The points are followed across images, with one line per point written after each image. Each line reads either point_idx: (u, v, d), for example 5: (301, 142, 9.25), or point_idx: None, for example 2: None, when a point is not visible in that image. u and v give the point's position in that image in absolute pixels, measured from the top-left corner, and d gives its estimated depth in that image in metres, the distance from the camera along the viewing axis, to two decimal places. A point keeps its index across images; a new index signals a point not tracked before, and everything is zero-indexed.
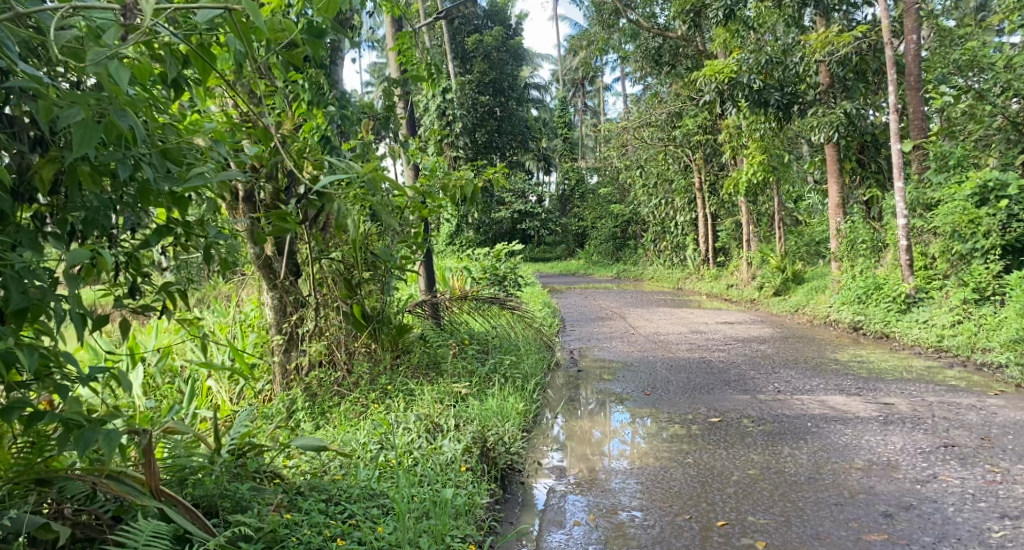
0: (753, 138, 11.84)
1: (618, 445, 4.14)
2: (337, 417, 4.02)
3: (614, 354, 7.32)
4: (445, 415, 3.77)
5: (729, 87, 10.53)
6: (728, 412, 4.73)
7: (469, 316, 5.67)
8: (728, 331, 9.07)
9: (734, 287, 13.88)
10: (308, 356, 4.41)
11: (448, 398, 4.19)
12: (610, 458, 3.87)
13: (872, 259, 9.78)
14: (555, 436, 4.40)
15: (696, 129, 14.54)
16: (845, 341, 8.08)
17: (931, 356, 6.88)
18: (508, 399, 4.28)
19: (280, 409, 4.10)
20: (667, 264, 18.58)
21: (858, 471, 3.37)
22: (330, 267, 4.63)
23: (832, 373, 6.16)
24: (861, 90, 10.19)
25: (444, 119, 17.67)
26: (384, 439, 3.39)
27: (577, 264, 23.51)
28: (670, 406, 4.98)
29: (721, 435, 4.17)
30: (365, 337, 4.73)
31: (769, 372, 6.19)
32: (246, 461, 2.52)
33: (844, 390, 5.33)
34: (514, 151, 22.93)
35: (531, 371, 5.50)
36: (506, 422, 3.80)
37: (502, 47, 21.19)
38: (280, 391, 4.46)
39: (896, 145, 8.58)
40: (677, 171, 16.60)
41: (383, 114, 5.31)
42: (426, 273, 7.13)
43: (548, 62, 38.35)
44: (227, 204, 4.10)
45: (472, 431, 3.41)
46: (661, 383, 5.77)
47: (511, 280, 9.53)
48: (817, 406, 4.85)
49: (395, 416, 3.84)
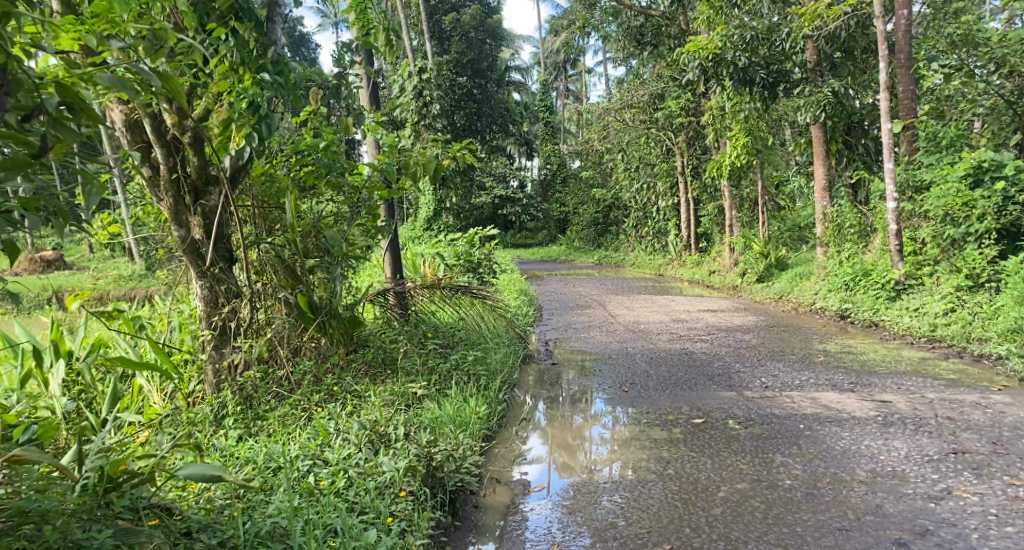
0: (737, 119, 11.42)
1: (599, 431, 4.05)
2: (273, 424, 3.53)
3: (591, 346, 6.88)
4: (394, 421, 3.30)
5: (713, 64, 10.07)
6: (713, 412, 4.31)
7: (435, 306, 5.17)
8: (710, 319, 8.70)
9: (717, 273, 13.51)
10: (242, 354, 3.89)
11: (399, 401, 3.71)
12: (597, 466, 3.42)
13: (859, 244, 9.42)
14: (524, 438, 3.95)
15: (679, 110, 14.08)
16: (832, 330, 7.73)
17: (924, 346, 6.54)
18: (468, 401, 3.80)
19: (204, 416, 3.59)
20: (648, 250, 18.19)
21: (863, 486, 2.96)
22: (268, 253, 4.15)
23: (822, 366, 5.78)
24: (848, 70, 9.91)
25: (419, 100, 16.99)
26: (318, 453, 2.92)
27: (558, 250, 23.04)
28: (648, 404, 4.55)
29: (704, 440, 3.75)
30: (312, 332, 4.24)
31: (756, 365, 5.80)
32: (116, 497, 2.03)
33: (836, 386, 4.96)
34: (493, 135, 22.33)
35: (500, 367, 4.97)
36: (460, 432, 3.32)
37: (480, 25, 20.48)
38: (210, 393, 3.89)
39: (887, 124, 8.15)
40: (659, 155, 16.16)
41: (332, 81, 4.63)
42: (391, 259, 6.59)
43: (530, 45, 37.52)
44: (146, 179, 3.66)
45: (418, 445, 2.92)
46: (640, 378, 5.33)
47: (486, 267, 9.05)
48: (809, 404, 4.45)
49: (336, 422, 3.35)
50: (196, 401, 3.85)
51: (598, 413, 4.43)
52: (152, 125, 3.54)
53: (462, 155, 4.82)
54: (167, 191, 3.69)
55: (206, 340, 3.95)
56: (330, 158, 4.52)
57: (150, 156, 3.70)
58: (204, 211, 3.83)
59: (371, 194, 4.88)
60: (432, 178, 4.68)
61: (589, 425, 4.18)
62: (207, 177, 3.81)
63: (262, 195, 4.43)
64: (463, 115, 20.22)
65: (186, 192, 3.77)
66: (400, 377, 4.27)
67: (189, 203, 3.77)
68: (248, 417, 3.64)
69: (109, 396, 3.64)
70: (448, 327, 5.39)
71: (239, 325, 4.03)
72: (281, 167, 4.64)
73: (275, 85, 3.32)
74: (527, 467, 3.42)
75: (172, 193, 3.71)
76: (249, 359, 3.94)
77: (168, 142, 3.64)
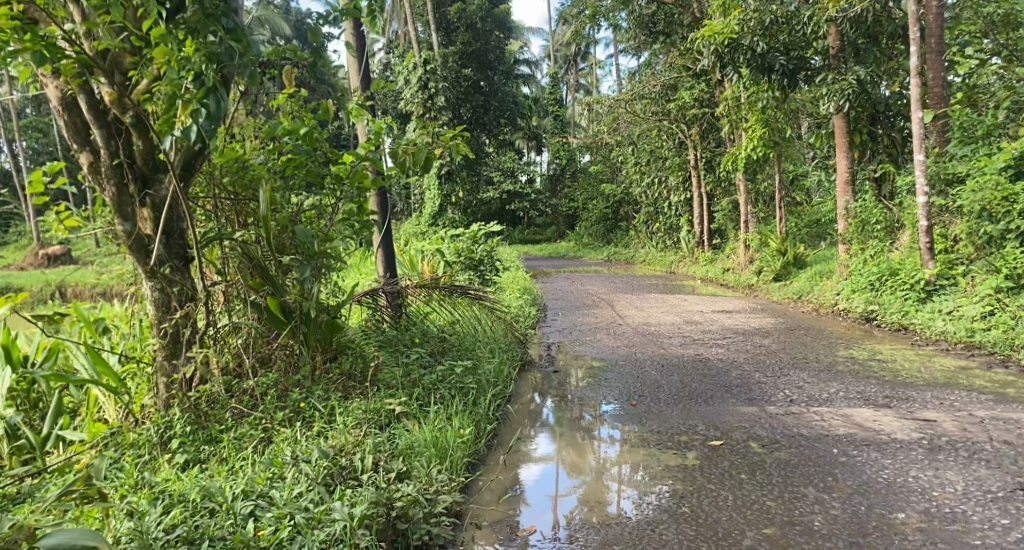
0: (753, 110, 10.85)
1: (606, 432, 3.89)
2: (226, 449, 3.08)
3: (597, 351, 6.37)
4: (359, 451, 2.84)
5: (729, 50, 9.59)
6: (733, 432, 3.81)
7: (430, 308, 4.71)
8: (725, 321, 8.19)
9: (730, 271, 12.96)
10: (195, 367, 3.41)
11: (371, 424, 3.24)
12: (620, 486, 3.08)
13: (885, 241, 8.82)
14: (518, 454, 3.53)
15: (691, 101, 13.51)
16: (857, 334, 7.18)
17: (963, 353, 6.00)
18: (450, 422, 3.32)
19: (146, 439, 3.14)
20: (660, 247, 17.62)
21: (918, 534, 2.51)
22: (233, 251, 3.65)
23: (850, 376, 5.25)
24: (874, 55, 9.21)
25: (425, 92, 16.45)
26: (262, 492, 2.47)
27: (567, 246, 22.47)
28: (658, 422, 4.05)
29: (723, 468, 3.26)
30: (284, 339, 3.76)
31: (778, 375, 5.28)
32: None
33: (868, 400, 4.43)
34: (501, 129, 21.80)
35: (493, 377, 4.46)
36: (432, 467, 2.85)
37: (488, 16, 19.82)
38: (159, 411, 3.42)
39: (918, 112, 7.59)
40: (671, 148, 15.59)
41: (307, 57, 4.06)
42: (384, 257, 6.04)
43: (539, 38, 36.73)
44: (85, 164, 3.21)
45: (376, 490, 2.46)
46: (650, 390, 4.81)
47: (488, 264, 8.57)
48: (840, 422, 3.95)
49: (295, 448, 2.89)
50: (148, 418, 3.42)
51: (599, 424, 4.05)
52: (88, 102, 3.06)
53: (457, 143, 4.34)
54: (107, 178, 3.21)
55: (156, 349, 3.46)
56: (309, 145, 4.05)
57: (91, 138, 3.22)
58: (154, 203, 3.33)
59: (355, 186, 4.36)
60: (423, 169, 4.24)
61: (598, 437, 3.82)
62: (156, 164, 3.30)
63: (232, 185, 3.96)
64: (470, 107, 19.60)
65: (131, 181, 3.27)
66: (381, 391, 3.78)
67: (136, 193, 3.27)
68: (198, 439, 3.18)
69: (53, 411, 3.24)
70: (439, 332, 4.87)
71: (194, 331, 3.53)
72: (256, 156, 4.19)
73: (227, 56, 2.73)
74: (521, 504, 2.93)
75: (115, 181, 3.22)
76: (206, 371, 3.48)
77: (109, 122, 3.15)
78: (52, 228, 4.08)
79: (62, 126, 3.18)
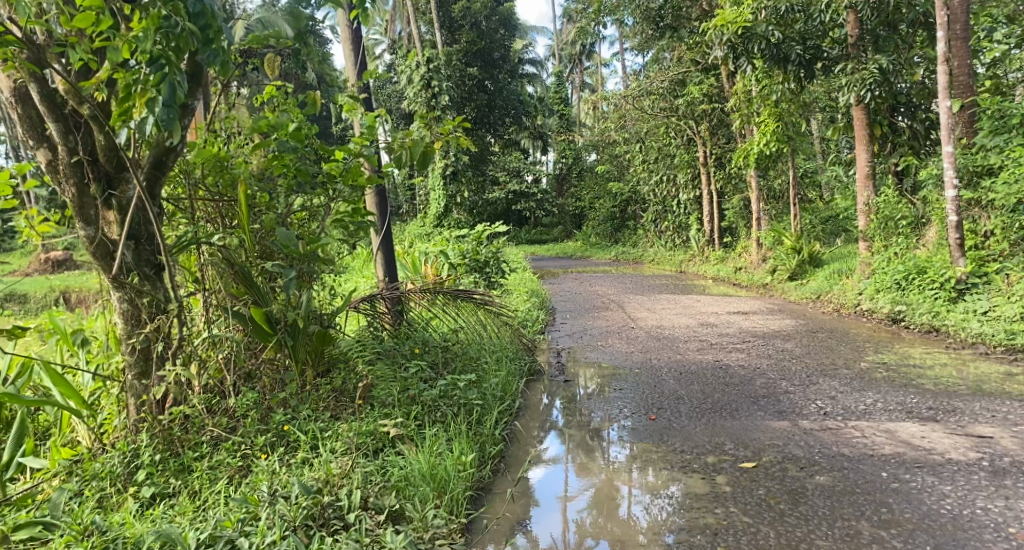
0: (767, 103, 10.46)
1: (614, 433, 3.81)
2: (198, 482, 2.73)
3: (609, 357, 5.98)
4: (347, 484, 2.50)
5: (742, 40, 9.23)
6: (766, 450, 3.43)
7: (432, 315, 4.36)
8: (741, 323, 7.79)
9: (743, 270, 12.52)
10: (166, 386, 3.02)
11: (361, 449, 2.90)
12: (630, 489, 3.03)
13: (910, 237, 8.39)
14: (529, 474, 3.25)
15: (701, 96, 13.09)
16: (884, 337, 6.76)
17: (1004, 357, 5.60)
18: (453, 447, 2.93)
19: (110, 470, 2.77)
20: (668, 246, 17.19)
21: None
22: (212, 256, 3.29)
23: (885, 384, 4.86)
24: (894, 44, 8.67)
25: (429, 91, 16.03)
26: (228, 541, 2.11)
27: (573, 246, 22.05)
28: (682, 439, 3.66)
29: (760, 496, 2.90)
30: (269, 353, 3.39)
31: (807, 383, 4.89)
32: None
33: (911, 413, 4.04)
34: (506, 128, 21.41)
35: (499, 391, 4.08)
36: (428, 509, 2.48)
37: (491, 14, 19.39)
38: (126, 436, 3.03)
39: (947, 101, 7.14)
40: (679, 144, 15.16)
41: (290, 43, 3.68)
42: (383, 259, 5.61)
43: (543, 37, 36.38)
44: (41, 161, 2.84)
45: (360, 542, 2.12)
46: (669, 402, 4.41)
47: (494, 266, 8.18)
48: (886, 438, 3.58)
49: (272, 482, 2.53)
50: (117, 443, 3.01)
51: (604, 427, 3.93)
52: (40, 91, 2.69)
53: (457, 137, 3.97)
54: (64, 177, 2.84)
55: (126, 367, 3.07)
56: (297, 140, 3.63)
57: (48, 133, 2.86)
58: (120, 205, 2.96)
59: (348, 184, 3.99)
60: (420, 165, 3.90)
61: (606, 441, 3.69)
62: (120, 161, 2.93)
63: (215, 185, 3.61)
64: (474, 106, 19.29)
65: (93, 180, 2.90)
66: (375, 410, 3.40)
67: (98, 193, 2.90)
68: (168, 470, 2.82)
69: (15, 434, 2.83)
70: (441, 341, 4.45)
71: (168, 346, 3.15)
72: (239, 154, 3.83)
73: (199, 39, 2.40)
74: (533, 530, 2.70)
75: (75, 180, 2.85)
76: (181, 391, 3.10)
77: (66, 115, 2.79)
78: (24, 232, 3.69)
79: (16, 121, 2.82)
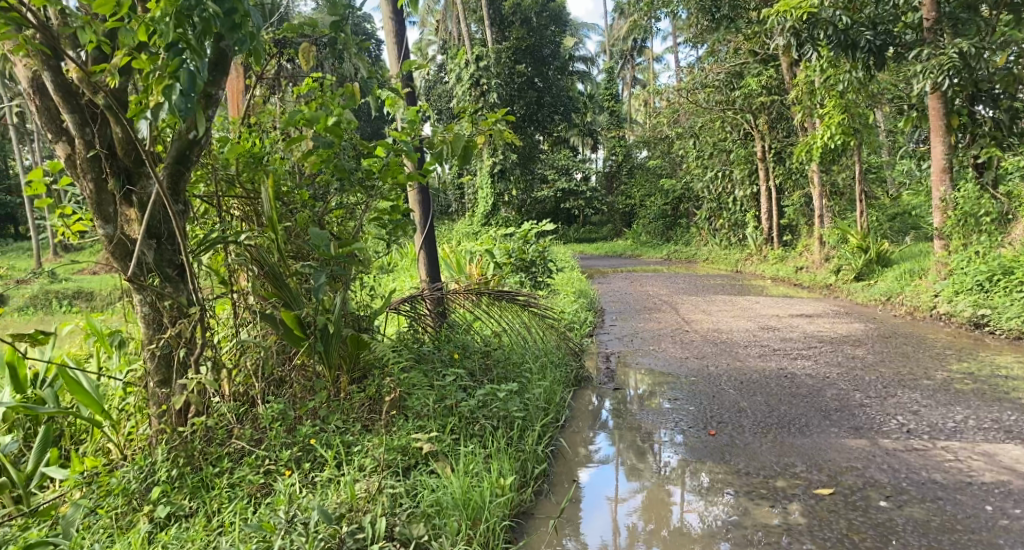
0: (831, 94, 9.80)
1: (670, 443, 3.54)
2: (216, 502, 2.57)
3: (662, 363, 5.60)
4: (371, 510, 2.31)
5: (807, 27, 8.62)
6: (845, 475, 3.05)
7: (475, 317, 4.11)
8: (805, 327, 7.28)
9: (804, 269, 11.87)
10: (188, 396, 2.86)
11: (388, 468, 2.68)
12: (683, 495, 2.89)
13: (994, 235, 7.71)
14: (577, 490, 3.01)
15: (759, 88, 12.47)
16: (966, 343, 6.19)
17: None
18: (490, 469, 2.66)
19: (126, 486, 2.62)
20: (723, 244, 16.54)
21: None
22: (239, 256, 3.11)
23: (974, 397, 4.37)
24: (977, 26, 8.03)
25: (478, 89, 15.86)
26: None
27: (623, 244, 21.54)
28: (749, 459, 3.29)
29: (839, 530, 2.55)
30: (298, 360, 3.20)
31: (885, 396, 4.43)
32: None
33: (1011, 432, 3.57)
34: (555, 126, 21.09)
35: (542, 402, 3.78)
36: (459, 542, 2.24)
37: (542, 10, 19.13)
38: (147, 445, 2.89)
39: None
40: (736, 139, 14.54)
41: (326, 32, 3.43)
42: (425, 257, 5.35)
43: (593, 34, 35.94)
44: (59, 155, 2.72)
45: None
46: (733, 415, 4.03)
47: (540, 266, 7.87)
48: (985, 462, 3.15)
49: (291, 505, 2.35)
50: (138, 454, 2.88)
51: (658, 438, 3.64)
52: (54, 81, 2.57)
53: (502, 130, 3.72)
54: (80, 171, 2.71)
55: (147, 374, 2.94)
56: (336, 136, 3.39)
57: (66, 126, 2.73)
58: (141, 201, 2.82)
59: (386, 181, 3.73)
60: (461, 159, 3.64)
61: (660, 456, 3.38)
62: (140, 155, 2.80)
63: (248, 182, 3.44)
64: (523, 104, 19.04)
65: (111, 175, 2.77)
66: (409, 422, 3.17)
67: (115, 189, 2.77)
68: (186, 487, 2.68)
69: (39, 442, 2.82)
70: (482, 345, 4.19)
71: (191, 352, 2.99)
72: (274, 149, 3.66)
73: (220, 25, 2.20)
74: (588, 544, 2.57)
75: (93, 175, 2.73)
76: (203, 400, 2.96)
77: (82, 106, 2.66)
78: (61, 233, 3.54)
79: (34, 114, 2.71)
